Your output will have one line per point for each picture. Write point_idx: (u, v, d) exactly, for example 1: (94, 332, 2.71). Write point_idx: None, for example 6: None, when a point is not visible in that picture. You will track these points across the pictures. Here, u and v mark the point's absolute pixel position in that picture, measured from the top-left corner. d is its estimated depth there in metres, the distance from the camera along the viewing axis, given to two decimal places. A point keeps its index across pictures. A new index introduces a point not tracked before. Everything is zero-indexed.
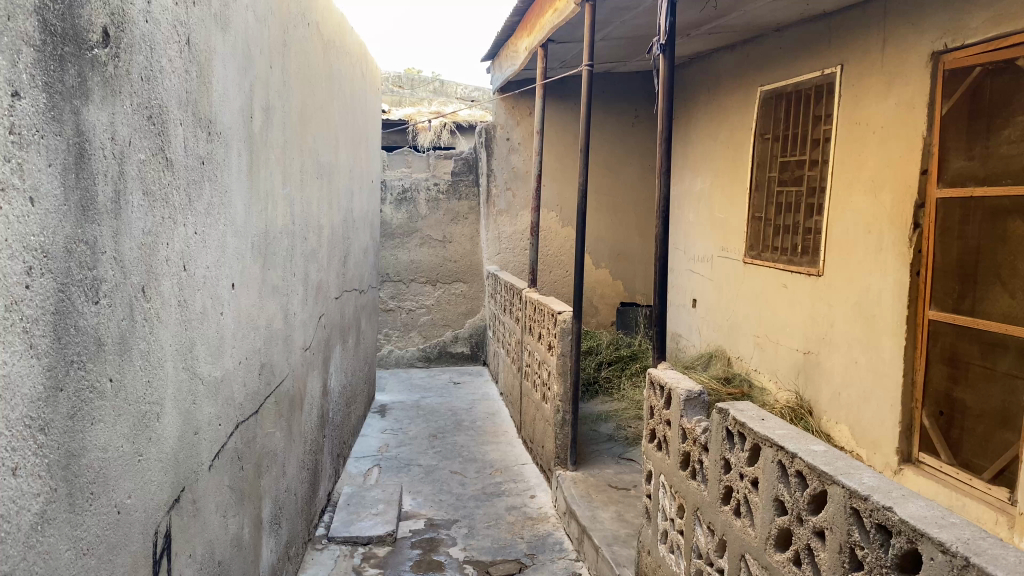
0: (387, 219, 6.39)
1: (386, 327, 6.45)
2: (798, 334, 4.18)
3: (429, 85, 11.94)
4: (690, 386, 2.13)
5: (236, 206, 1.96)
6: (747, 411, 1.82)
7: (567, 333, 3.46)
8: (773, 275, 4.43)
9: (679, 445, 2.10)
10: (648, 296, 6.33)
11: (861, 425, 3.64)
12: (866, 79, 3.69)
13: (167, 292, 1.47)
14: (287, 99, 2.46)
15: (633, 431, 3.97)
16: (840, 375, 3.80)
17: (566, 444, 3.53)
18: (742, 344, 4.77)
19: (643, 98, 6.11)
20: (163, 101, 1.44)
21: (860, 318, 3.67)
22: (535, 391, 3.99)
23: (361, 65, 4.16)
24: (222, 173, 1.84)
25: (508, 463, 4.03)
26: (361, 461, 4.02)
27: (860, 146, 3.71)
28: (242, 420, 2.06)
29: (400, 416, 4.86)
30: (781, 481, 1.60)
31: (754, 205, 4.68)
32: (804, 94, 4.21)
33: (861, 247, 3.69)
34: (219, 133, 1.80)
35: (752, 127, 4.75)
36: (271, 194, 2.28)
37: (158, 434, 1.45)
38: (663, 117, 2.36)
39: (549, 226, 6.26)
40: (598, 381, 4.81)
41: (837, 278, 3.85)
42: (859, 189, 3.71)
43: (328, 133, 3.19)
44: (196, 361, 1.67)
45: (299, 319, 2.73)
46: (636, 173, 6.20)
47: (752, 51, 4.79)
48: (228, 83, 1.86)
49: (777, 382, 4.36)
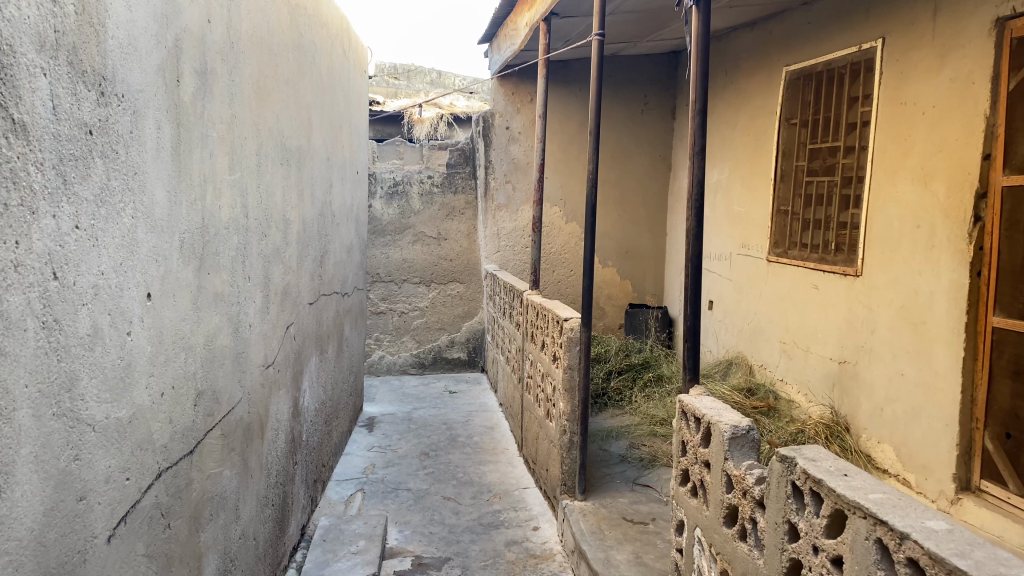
0: (377, 214, 5.94)
1: (377, 331, 6.01)
2: (831, 341, 3.73)
3: (427, 76, 11.53)
4: (734, 419, 1.70)
5: (152, 192, 1.51)
6: (821, 461, 1.38)
7: (576, 343, 3.02)
8: (802, 274, 3.99)
9: (722, 495, 1.67)
10: (659, 296, 5.87)
11: (909, 448, 3.19)
12: (913, 53, 3.25)
13: (19, 309, 1.04)
14: (236, 65, 2.02)
15: (648, 451, 3.53)
16: (884, 389, 3.35)
17: (573, 470, 3.08)
18: (767, 350, 4.33)
19: (653, 82, 5.67)
20: (4, 36, 0.99)
21: (907, 325, 3.23)
22: (538, 406, 3.56)
23: (342, 42, 3.70)
24: (127, 149, 1.39)
25: (509, 487, 3.59)
26: (342, 485, 3.59)
27: (906, 129, 3.27)
28: (167, 465, 1.61)
29: (389, 431, 4.42)
30: (880, 568, 1.16)
31: (779, 197, 4.23)
32: (838, 72, 3.76)
33: (907, 244, 3.24)
34: (119, 94, 1.35)
35: (776, 111, 4.30)
36: (211, 179, 1.84)
37: (3, 517, 1.01)
38: (696, 84, 1.93)
39: (552, 221, 5.83)
40: (608, 391, 4.37)
41: (878, 279, 3.41)
42: (905, 177, 3.26)
43: (297, 114, 2.75)
44: (82, 403, 1.23)
45: (256, 332, 2.28)
46: (647, 164, 5.74)
47: (776, 29, 4.35)
48: (136, 29, 1.41)
49: (806, 394, 3.92)
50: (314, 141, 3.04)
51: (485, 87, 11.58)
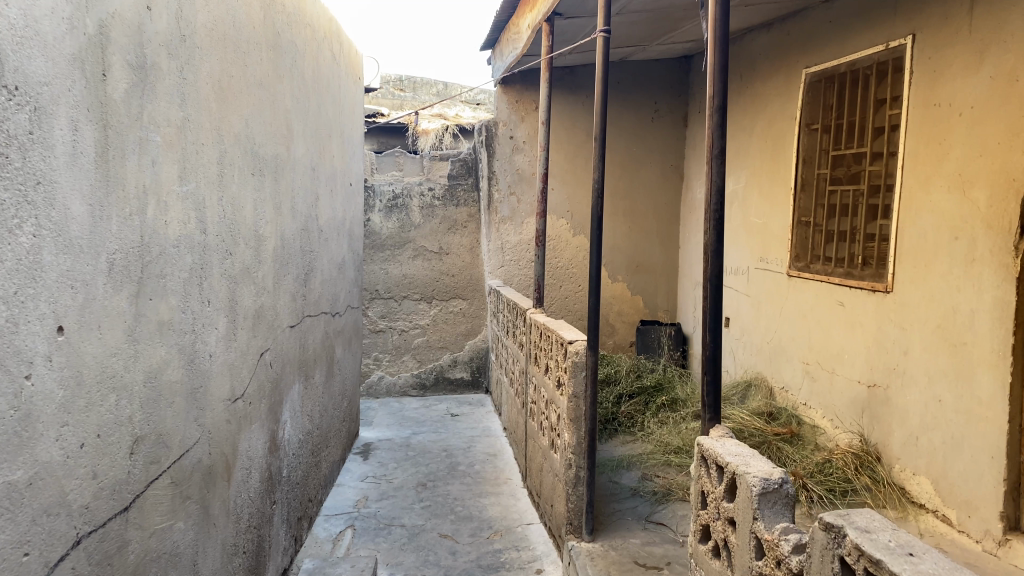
0: (376, 228, 5.71)
1: (376, 350, 5.75)
2: (859, 362, 3.45)
3: (433, 87, 11.28)
4: (765, 470, 1.43)
5: (67, 205, 1.26)
6: (877, 533, 1.11)
7: (580, 368, 2.76)
8: (826, 290, 3.71)
9: (751, 563, 1.40)
10: (672, 313, 5.61)
11: (949, 482, 2.89)
12: (948, 49, 2.98)
13: None
14: (190, 60, 1.78)
15: (662, 484, 3.26)
16: (919, 416, 3.06)
17: (580, 508, 2.80)
18: (788, 371, 4.05)
19: (664, 88, 5.42)
20: None
21: (944, 346, 2.94)
22: (542, 435, 3.29)
23: (331, 46, 3.47)
24: (25, 152, 1.14)
25: (511, 522, 3.32)
26: (332, 521, 3.32)
27: (940, 132, 3.00)
28: (89, 530, 1.36)
29: (385, 459, 4.15)
30: None
31: (800, 207, 3.96)
32: (864, 73, 3.50)
33: (943, 257, 2.96)
34: (10, 86, 1.10)
35: (796, 116, 4.04)
36: (154, 190, 1.59)
37: None
38: (715, 77, 1.67)
39: (558, 234, 5.57)
40: (619, 415, 4.10)
41: (911, 296, 3.12)
42: (940, 185, 2.99)
43: (274, 120, 2.51)
44: None
45: (219, 364, 2.03)
46: (658, 174, 5.48)
47: (794, 29, 4.10)
48: (36, 6, 1.16)
49: (832, 419, 3.63)
50: (296, 150, 2.80)
51: (492, 98, 11.36)
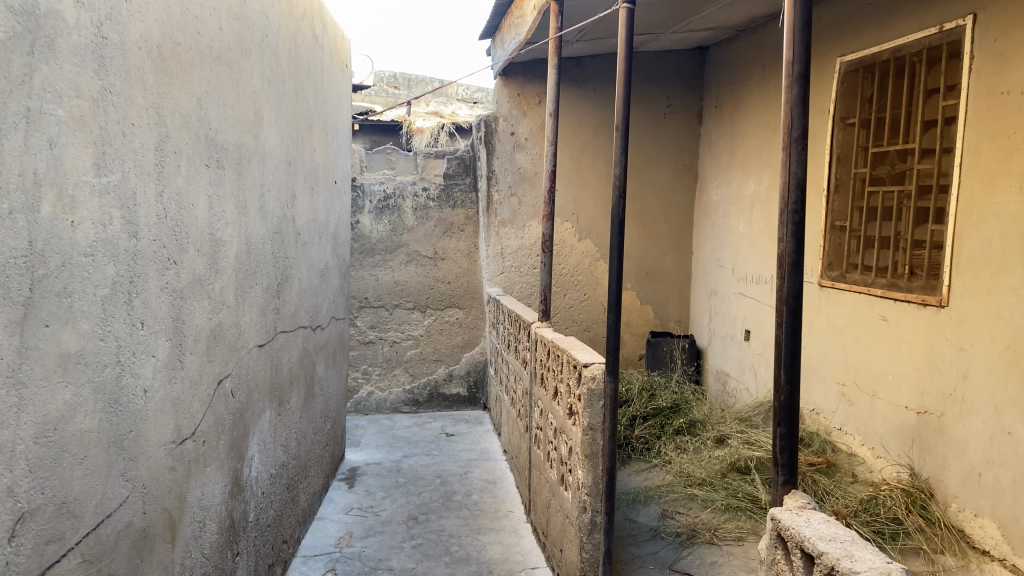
0: (365, 232, 5.30)
1: (364, 363, 5.34)
2: (906, 386, 3.06)
3: (428, 85, 10.89)
4: (876, 565, 1.04)
5: None
6: None
7: (598, 397, 2.36)
8: (865, 303, 3.33)
9: None
10: (684, 324, 5.22)
11: (1021, 527, 2.48)
12: (1018, 30, 2.60)
13: None
14: (113, 15, 1.38)
15: (686, 524, 2.87)
16: (982, 450, 2.67)
17: (596, 557, 2.40)
18: (820, 393, 3.66)
19: (677, 81, 5.04)
20: None
21: (1014, 370, 2.56)
22: (550, 468, 2.89)
23: (312, 26, 3.07)
24: None
25: (513, 567, 2.91)
26: (310, 564, 2.91)
27: (1008, 124, 2.61)
28: None
29: (372, 487, 3.75)
30: None
31: (834, 210, 3.58)
32: (911, 61, 3.12)
33: (1013, 269, 2.57)
34: None
35: (829, 110, 3.65)
36: (52, 180, 1.19)
37: None
38: (793, 37, 1.28)
39: (563, 238, 5.17)
40: (633, 440, 3.71)
41: (972, 311, 2.74)
42: (1008, 185, 2.60)
43: (238, 102, 2.11)
44: None
45: (157, 401, 1.62)
46: (670, 174, 5.10)
47: (828, 13, 3.72)
48: None
49: (872, 448, 3.25)
50: (266, 139, 2.40)
51: (490, 96, 10.97)
